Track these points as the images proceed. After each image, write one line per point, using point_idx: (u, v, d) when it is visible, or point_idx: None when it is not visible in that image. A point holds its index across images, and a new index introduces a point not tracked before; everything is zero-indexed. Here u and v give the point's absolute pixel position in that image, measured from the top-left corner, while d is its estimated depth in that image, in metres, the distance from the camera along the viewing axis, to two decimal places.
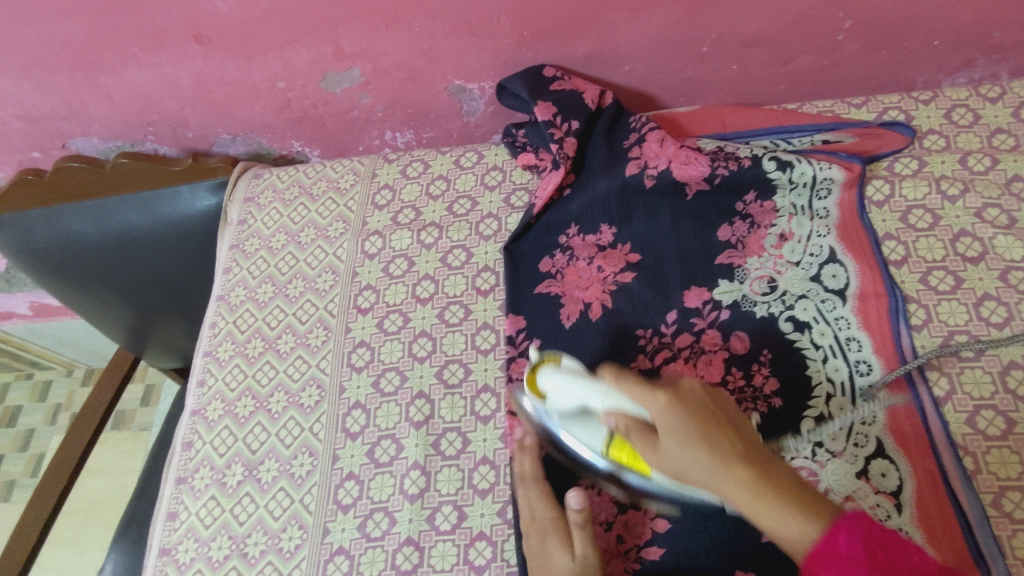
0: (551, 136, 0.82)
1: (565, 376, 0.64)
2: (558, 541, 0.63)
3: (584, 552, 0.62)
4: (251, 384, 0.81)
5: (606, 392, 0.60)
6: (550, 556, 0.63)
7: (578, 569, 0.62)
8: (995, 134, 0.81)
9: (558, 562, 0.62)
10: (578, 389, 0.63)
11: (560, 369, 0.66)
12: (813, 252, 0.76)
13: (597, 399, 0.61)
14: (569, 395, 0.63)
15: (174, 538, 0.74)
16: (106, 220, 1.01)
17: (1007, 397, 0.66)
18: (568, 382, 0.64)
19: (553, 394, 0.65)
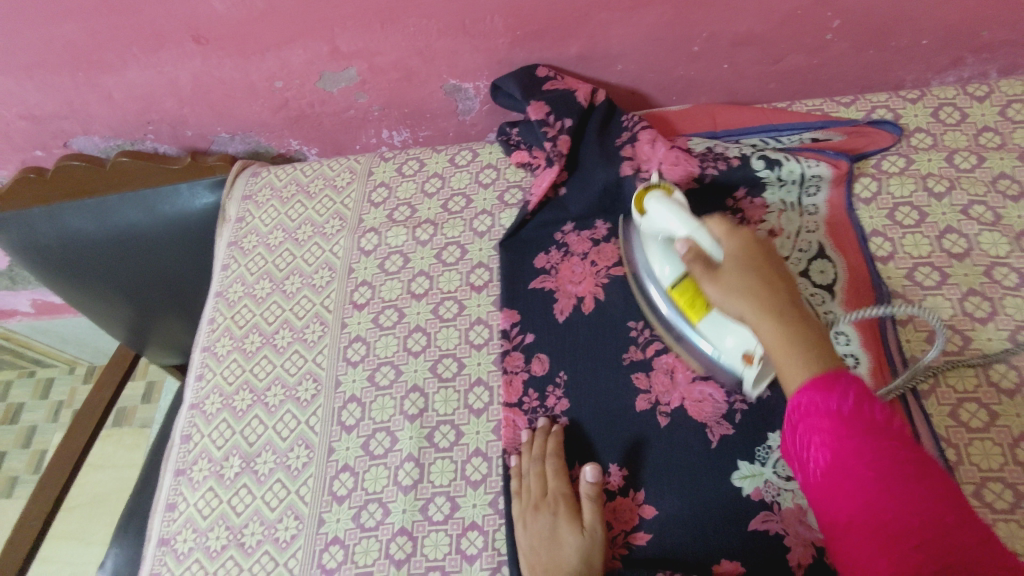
0: (545, 135, 0.83)
1: (673, 206, 0.65)
2: (570, 518, 0.66)
3: (593, 529, 0.65)
4: (248, 378, 0.82)
5: (693, 226, 0.63)
6: (559, 529, 0.65)
7: (586, 544, 0.64)
8: (982, 132, 0.82)
9: (569, 537, 0.65)
10: (671, 217, 0.65)
11: (668, 199, 0.67)
12: (802, 249, 0.77)
13: (683, 225, 0.63)
14: (664, 220, 0.65)
15: (173, 529, 0.75)
16: (106, 218, 1.03)
17: (990, 390, 0.67)
18: (669, 210, 0.65)
19: (655, 211, 0.67)
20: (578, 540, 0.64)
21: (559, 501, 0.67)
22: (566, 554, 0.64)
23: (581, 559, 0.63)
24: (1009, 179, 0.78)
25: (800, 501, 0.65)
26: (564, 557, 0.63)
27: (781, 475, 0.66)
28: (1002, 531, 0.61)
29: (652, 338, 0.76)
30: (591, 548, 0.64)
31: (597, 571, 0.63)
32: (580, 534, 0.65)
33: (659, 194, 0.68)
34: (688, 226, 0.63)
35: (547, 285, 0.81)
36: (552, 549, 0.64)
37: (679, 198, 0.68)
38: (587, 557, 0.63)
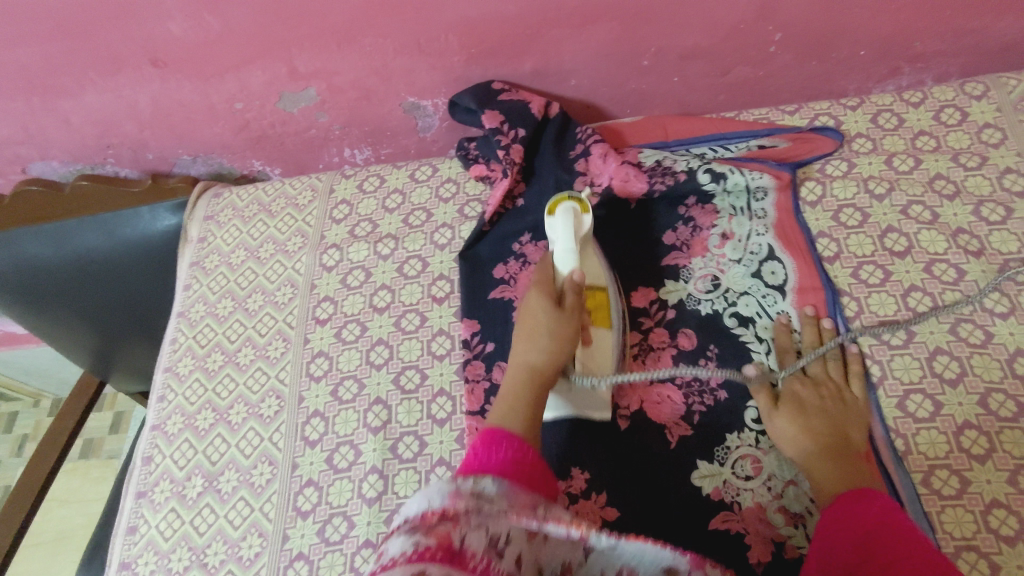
0: (498, 143, 0.85)
1: (568, 225, 0.73)
2: (543, 300, 0.68)
3: (564, 315, 0.67)
4: (210, 397, 0.82)
5: (571, 249, 0.72)
6: (538, 312, 0.68)
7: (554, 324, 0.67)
8: (918, 136, 0.86)
9: (545, 313, 0.67)
10: (562, 233, 0.73)
11: (576, 216, 0.75)
12: (752, 251, 0.79)
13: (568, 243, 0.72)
14: (555, 232, 0.74)
15: (134, 552, 0.74)
16: (64, 244, 1.02)
17: (934, 380, 0.70)
18: (566, 224, 0.73)
19: (556, 222, 0.74)
20: (550, 318, 0.67)
21: (537, 286, 0.70)
22: (541, 333, 0.67)
23: (552, 339, 0.66)
24: (945, 179, 0.82)
25: (759, 499, 0.67)
26: (540, 347, 0.66)
27: (740, 475, 0.68)
28: (949, 517, 0.63)
29: None
30: (563, 329, 0.67)
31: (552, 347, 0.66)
32: (556, 311, 0.67)
33: (572, 208, 0.75)
34: (567, 244, 0.72)
35: (507, 295, 0.82)
36: (530, 334, 0.67)
37: (586, 225, 0.75)
38: (553, 335, 0.67)
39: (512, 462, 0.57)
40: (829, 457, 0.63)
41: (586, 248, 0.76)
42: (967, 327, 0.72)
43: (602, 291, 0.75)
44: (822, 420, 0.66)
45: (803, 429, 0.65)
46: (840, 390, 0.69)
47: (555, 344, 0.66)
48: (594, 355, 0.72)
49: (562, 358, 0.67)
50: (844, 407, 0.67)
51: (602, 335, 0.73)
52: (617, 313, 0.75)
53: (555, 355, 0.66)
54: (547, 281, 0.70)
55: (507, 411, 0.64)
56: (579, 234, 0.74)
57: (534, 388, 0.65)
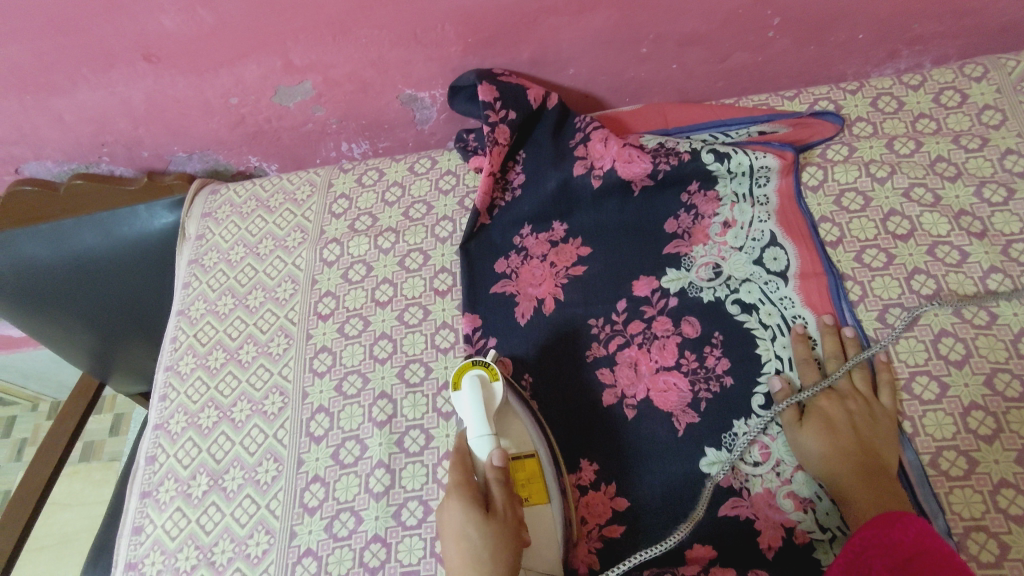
0: (487, 119, 0.83)
1: (477, 404, 0.67)
2: (465, 510, 0.60)
3: (495, 521, 0.60)
4: (213, 396, 0.81)
5: (484, 435, 0.66)
6: (466, 531, 0.59)
7: (491, 538, 0.59)
8: (918, 119, 0.86)
9: (476, 531, 0.59)
10: (470, 412, 0.67)
11: (485, 387, 0.68)
12: (755, 237, 0.79)
13: (477, 429, 0.66)
14: (467, 413, 0.67)
15: (140, 552, 0.74)
16: (60, 244, 1.00)
17: (939, 362, 0.70)
18: (474, 400, 0.67)
19: (464, 402, 0.68)
20: (483, 529, 0.59)
21: (455, 490, 0.62)
22: (474, 563, 0.57)
23: (492, 561, 0.58)
24: (946, 162, 0.82)
25: (768, 485, 0.67)
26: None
27: (748, 461, 0.69)
28: (958, 497, 0.64)
29: (613, 334, 0.77)
30: (503, 549, 0.59)
31: (499, 572, 0.57)
32: (486, 520, 0.59)
33: (477, 378, 0.69)
34: (481, 429, 0.66)
35: (508, 289, 0.82)
36: (464, 560, 0.58)
37: (497, 392, 0.68)
38: (494, 558, 0.58)
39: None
40: (860, 476, 0.63)
41: (504, 416, 0.70)
42: (971, 309, 0.72)
43: (533, 459, 0.68)
44: (849, 437, 0.65)
45: (831, 448, 0.65)
46: (868, 402, 0.68)
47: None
48: (536, 543, 0.65)
49: (506, 569, 0.58)
50: (872, 422, 0.66)
51: (542, 516, 0.66)
52: (554, 479, 0.68)
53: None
54: (465, 482, 0.62)
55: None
56: (492, 408, 0.67)
57: None
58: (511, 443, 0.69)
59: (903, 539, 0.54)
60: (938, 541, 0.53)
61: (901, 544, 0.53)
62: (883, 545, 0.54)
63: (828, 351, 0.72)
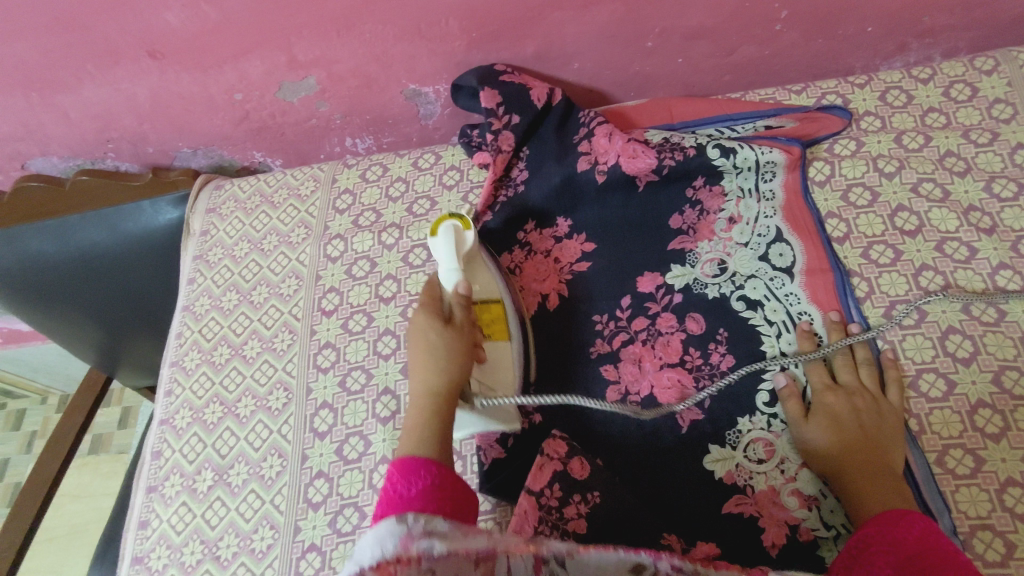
0: (490, 125, 0.84)
1: (449, 245, 0.72)
2: (430, 319, 0.67)
3: (455, 330, 0.67)
4: (218, 391, 0.82)
5: (454, 268, 0.72)
6: (428, 336, 0.66)
7: (450, 332, 0.66)
8: (928, 113, 0.85)
9: (437, 335, 0.66)
10: (442, 252, 0.72)
11: (459, 234, 0.74)
12: (760, 233, 0.79)
13: (449, 267, 0.72)
14: (438, 248, 0.73)
15: (146, 547, 0.74)
16: (67, 239, 1.00)
17: (947, 359, 0.69)
18: (447, 241, 0.73)
19: (438, 244, 0.73)
20: (443, 332, 0.66)
21: (424, 304, 0.69)
22: (434, 357, 0.65)
23: (448, 358, 0.65)
24: (955, 156, 0.81)
25: (772, 482, 0.67)
26: (437, 372, 0.64)
27: (752, 459, 0.68)
28: (964, 496, 0.63)
29: (617, 330, 0.77)
30: (461, 348, 0.66)
31: (456, 358, 0.65)
32: (446, 329, 0.67)
33: (453, 227, 0.75)
34: (452, 264, 0.72)
35: (512, 285, 0.83)
36: (425, 359, 0.65)
37: (468, 241, 0.75)
38: (451, 349, 0.65)
39: (433, 492, 0.55)
40: (867, 473, 0.62)
41: (473, 262, 0.76)
42: (979, 306, 0.71)
43: (499, 304, 0.75)
44: (856, 433, 0.65)
45: (837, 445, 0.64)
46: (876, 399, 0.67)
47: (455, 374, 0.64)
48: (493, 369, 0.72)
49: (459, 370, 0.65)
50: (879, 419, 0.66)
51: (501, 349, 0.73)
52: (515, 323, 0.76)
53: (455, 371, 0.64)
54: (431, 302, 0.70)
55: (419, 431, 0.61)
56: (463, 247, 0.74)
57: (440, 412, 0.62)
58: (479, 285, 0.75)
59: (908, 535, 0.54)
60: (945, 539, 0.53)
61: (907, 540, 0.53)
62: (889, 541, 0.54)
63: (835, 347, 0.71)
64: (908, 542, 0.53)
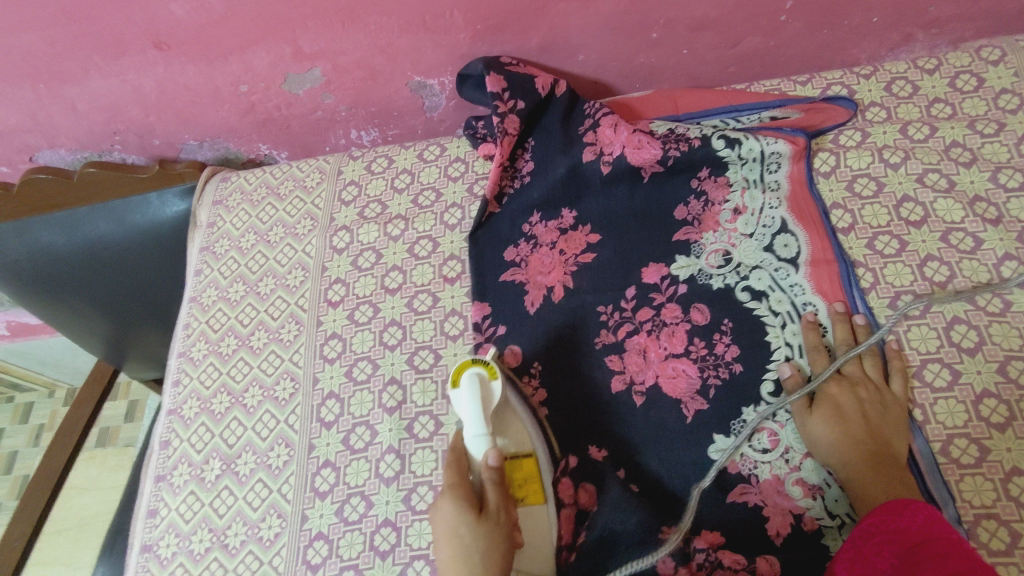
0: (496, 109, 0.83)
1: (476, 405, 0.67)
2: (457, 507, 0.61)
3: (488, 516, 0.62)
4: (225, 381, 0.82)
5: (481, 434, 0.66)
6: (458, 528, 0.61)
7: (483, 523, 0.61)
8: (933, 104, 0.85)
9: (467, 532, 0.61)
10: (468, 411, 0.67)
11: (484, 385, 0.69)
12: (765, 224, 0.79)
13: (473, 430, 0.66)
14: (464, 410, 0.67)
15: (155, 534, 0.75)
16: (75, 231, 1.02)
17: (951, 350, 0.69)
18: (472, 398, 0.67)
19: (462, 399, 0.68)
20: (475, 521, 0.61)
21: (451, 485, 0.63)
22: (465, 553, 0.60)
23: (484, 560, 0.60)
24: (961, 147, 0.81)
25: (777, 472, 0.67)
26: (469, 572, 0.59)
27: (757, 448, 0.68)
28: (968, 485, 0.63)
29: (622, 321, 0.77)
30: (496, 539, 0.61)
31: (493, 559, 0.60)
32: (480, 520, 0.61)
33: (477, 375, 0.69)
34: (479, 429, 0.66)
35: (518, 277, 0.82)
36: (456, 557, 0.60)
37: (495, 391, 0.69)
38: (486, 547, 0.60)
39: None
40: (871, 464, 0.63)
41: (503, 414, 0.71)
42: (984, 296, 0.71)
43: (532, 459, 0.70)
44: (860, 425, 0.65)
45: (841, 437, 0.65)
46: (879, 390, 0.68)
47: (490, 559, 0.60)
48: (529, 545, 0.67)
49: (496, 571, 0.60)
50: (883, 410, 0.66)
51: (536, 514, 0.68)
52: (550, 480, 0.70)
53: (490, 571, 0.60)
54: (460, 479, 0.64)
55: None
56: (490, 406, 0.68)
57: None
58: (509, 441, 0.70)
59: (914, 525, 0.54)
60: (950, 528, 0.53)
61: (915, 529, 0.53)
62: (893, 529, 0.54)
63: (839, 337, 0.72)
64: (915, 530, 0.53)
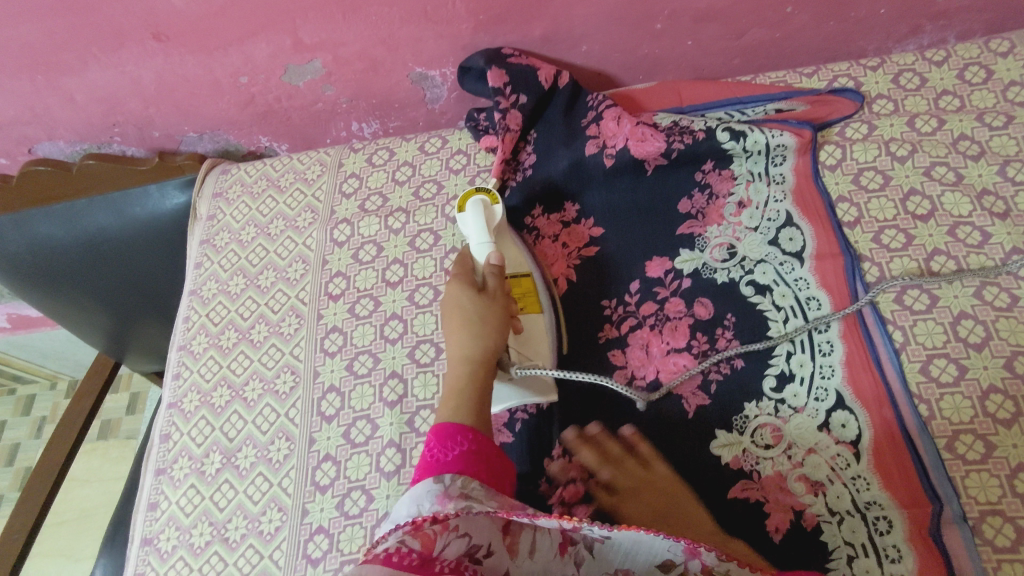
0: (497, 104, 0.83)
1: (480, 220, 0.75)
2: (463, 286, 0.67)
3: (488, 293, 0.67)
4: (225, 374, 0.82)
5: (484, 239, 0.74)
6: (462, 303, 0.66)
7: (483, 296, 0.66)
8: (941, 96, 0.84)
9: (469, 302, 0.66)
10: (473, 225, 0.75)
11: (486, 209, 0.77)
12: (770, 218, 0.78)
13: (478, 237, 0.74)
14: (469, 224, 0.75)
15: (156, 528, 0.75)
16: (75, 224, 1.01)
17: (958, 345, 0.69)
18: (477, 217, 0.75)
19: (468, 219, 0.76)
20: (476, 298, 0.66)
21: (457, 276, 0.69)
22: (468, 320, 0.64)
23: (483, 325, 0.64)
24: (969, 140, 0.80)
25: (779, 468, 0.66)
26: (471, 337, 0.63)
27: (760, 444, 0.68)
28: (974, 482, 0.63)
29: (625, 316, 0.77)
30: (494, 312, 0.66)
31: (492, 321, 0.65)
32: (479, 296, 0.66)
33: (481, 203, 0.77)
34: (483, 238, 0.74)
35: None
36: (459, 327, 0.65)
37: (497, 214, 0.77)
38: (486, 319, 0.65)
39: (471, 457, 0.55)
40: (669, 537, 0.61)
41: (505, 238, 0.78)
42: (992, 291, 0.71)
43: (528, 278, 0.76)
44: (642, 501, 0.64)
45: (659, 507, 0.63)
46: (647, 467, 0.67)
47: (489, 324, 0.64)
48: (530, 340, 0.72)
49: (497, 339, 0.64)
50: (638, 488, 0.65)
51: (535, 321, 0.73)
52: (545, 297, 0.76)
53: (489, 338, 0.63)
54: (464, 272, 0.70)
55: (454, 400, 0.60)
56: (492, 222, 0.76)
57: (477, 378, 0.61)
58: (510, 261, 0.77)
59: None
60: None
61: None
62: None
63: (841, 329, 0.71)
64: None
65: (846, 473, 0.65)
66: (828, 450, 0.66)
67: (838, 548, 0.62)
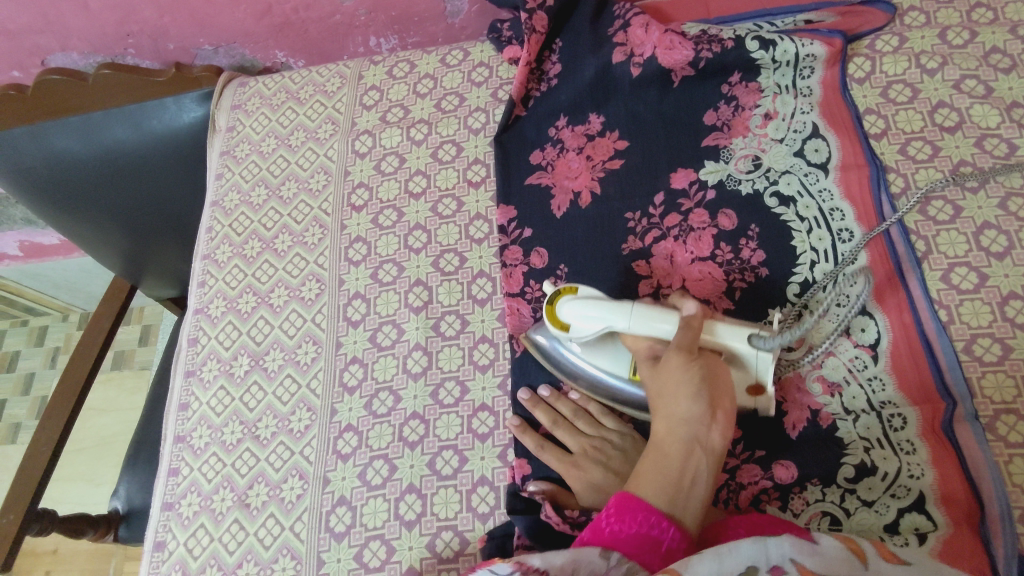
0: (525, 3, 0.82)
1: (594, 305, 0.62)
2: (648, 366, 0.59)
3: (675, 361, 0.57)
4: (251, 282, 0.83)
5: (634, 310, 0.61)
6: (654, 383, 0.58)
7: (674, 374, 0.57)
8: (974, 9, 0.82)
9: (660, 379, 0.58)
10: (601, 319, 0.62)
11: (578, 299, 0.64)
12: (796, 129, 0.78)
13: (624, 318, 0.61)
14: (592, 326, 0.62)
15: (188, 426, 0.77)
16: (94, 137, 0.99)
17: (980, 253, 0.69)
18: (591, 311, 0.62)
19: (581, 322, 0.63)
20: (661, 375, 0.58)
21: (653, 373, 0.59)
22: (665, 399, 0.57)
23: (680, 397, 0.56)
24: (1001, 53, 0.78)
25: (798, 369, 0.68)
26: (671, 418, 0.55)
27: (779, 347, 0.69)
28: (990, 382, 0.64)
29: (649, 228, 0.77)
30: (688, 381, 0.56)
31: (684, 396, 0.56)
32: (668, 367, 0.57)
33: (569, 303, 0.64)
34: (625, 313, 0.61)
35: (544, 181, 0.81)
36: (659, 406, 0.57)
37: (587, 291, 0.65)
38: (678, 394, 0.56)
39: (651, 541, 0.50)
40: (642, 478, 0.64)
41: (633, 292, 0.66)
42: (1016, 202, 0.71)
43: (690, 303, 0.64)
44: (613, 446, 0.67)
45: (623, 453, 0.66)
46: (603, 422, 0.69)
47: (683, 394, 0.55)
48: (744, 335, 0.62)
49: (698, 414, 0.55)
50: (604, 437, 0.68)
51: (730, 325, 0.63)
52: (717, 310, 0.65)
53: (689, 416, 0.55)
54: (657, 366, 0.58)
55: (642, 478, 0.54)
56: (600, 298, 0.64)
57: (673, 462, 0.54)
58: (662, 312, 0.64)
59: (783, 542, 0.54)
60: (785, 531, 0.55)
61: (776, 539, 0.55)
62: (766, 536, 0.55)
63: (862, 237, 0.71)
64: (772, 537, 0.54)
65: (864, 374, 0.67)
66: (847, 352, 0.68)
67: (853, 442, 0.64)
